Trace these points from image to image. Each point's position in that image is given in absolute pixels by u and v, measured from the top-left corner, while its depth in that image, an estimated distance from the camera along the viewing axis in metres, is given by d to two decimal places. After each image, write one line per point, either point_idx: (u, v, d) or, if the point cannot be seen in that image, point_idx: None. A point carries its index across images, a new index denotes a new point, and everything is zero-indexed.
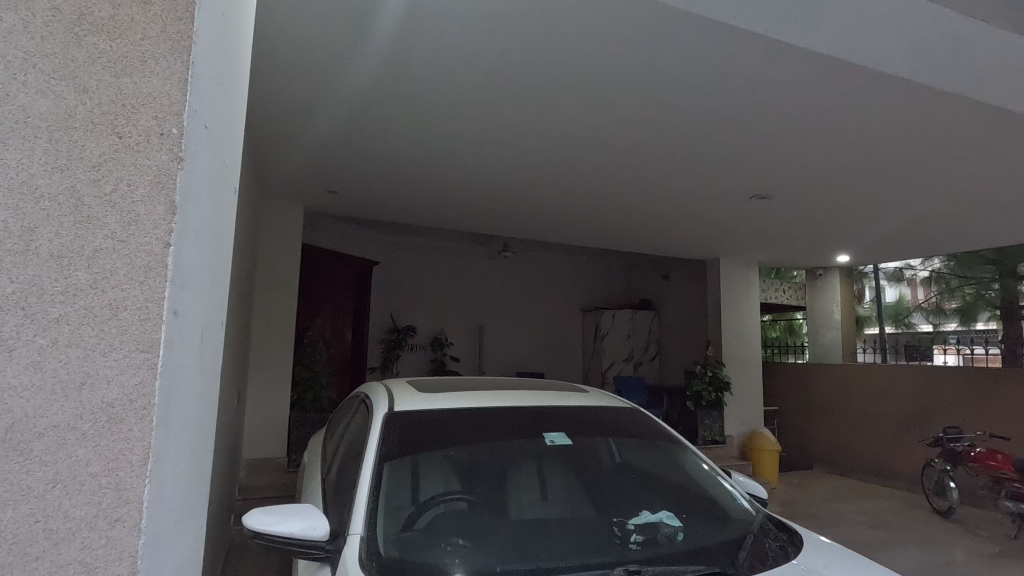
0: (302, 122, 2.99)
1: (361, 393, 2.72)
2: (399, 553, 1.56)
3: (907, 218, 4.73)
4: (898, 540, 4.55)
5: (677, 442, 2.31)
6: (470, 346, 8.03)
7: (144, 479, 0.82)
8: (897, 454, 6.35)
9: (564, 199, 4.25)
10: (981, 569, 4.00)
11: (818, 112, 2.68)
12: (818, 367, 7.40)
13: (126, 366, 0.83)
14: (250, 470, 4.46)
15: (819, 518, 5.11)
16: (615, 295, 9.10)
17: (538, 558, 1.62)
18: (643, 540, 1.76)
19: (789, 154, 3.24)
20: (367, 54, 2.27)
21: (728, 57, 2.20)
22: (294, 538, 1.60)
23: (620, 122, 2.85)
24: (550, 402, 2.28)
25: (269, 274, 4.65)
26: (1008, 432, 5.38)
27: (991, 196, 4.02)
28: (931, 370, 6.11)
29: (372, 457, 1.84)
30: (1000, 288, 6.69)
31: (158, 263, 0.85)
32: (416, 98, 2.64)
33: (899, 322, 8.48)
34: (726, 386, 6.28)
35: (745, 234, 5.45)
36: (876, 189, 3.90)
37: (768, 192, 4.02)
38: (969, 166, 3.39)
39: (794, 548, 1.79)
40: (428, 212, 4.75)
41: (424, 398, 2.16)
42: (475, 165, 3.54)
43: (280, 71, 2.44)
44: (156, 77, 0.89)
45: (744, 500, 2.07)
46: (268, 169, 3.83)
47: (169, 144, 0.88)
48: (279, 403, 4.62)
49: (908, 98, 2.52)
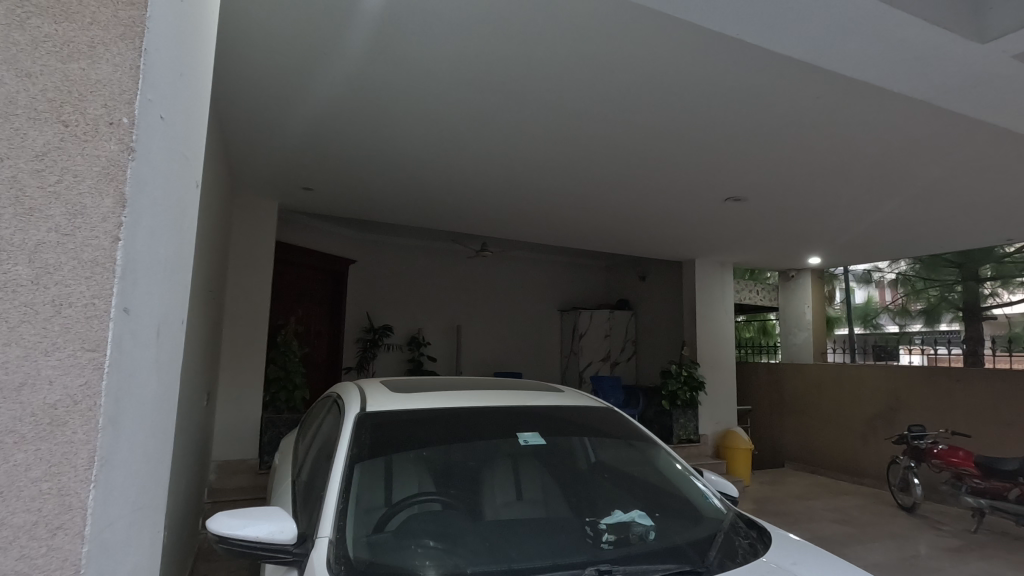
0: (275, 119, 2.95)
1: (332, 393, 2.67)
2: (369, 556, 1.54)
3: (874, 221, 4.85)
4: (864, 535, 4.66)
5: (652, 442, 2.33)
6: (448, 346, 8.00)
7: (89, 483, 0.78)
8: (864, 452, 6.51)
9: (541, 198, 4.25)
10: (944, 563, 4.12)
11: (788, 116, 2.73)
12: (789, 366, 7.56)
13: (70, 367, 0.79)
14: (220, 471, 4.37)
15: (790, 515, 5.20)
16: (592, 295, 9.15)
17: (510, 559, 1.61)
18: (615, 539, 1.76)
19: (763, 156, 3.29)
20: (345, 53, 2.25)
21: (701, 60, 2.24)
22: (259, 541, 1.55)
23: (597, 122, 2.86)
24: (525, 402, 2.26)
25: (242, 272, 4.56)
26: (969, 429, 5.56)
27: (954, 200, 4.13)
28: (897, 369, 6.29)
29: (342, 457, 1.80)
30: (963, 290, 7.02)
31: (106, 258, 0.82)
32: (396, 97, 2.63)
33: (868, 323, 8.64)
34: (700, 386, 6.39)
35: (719, 236, 5.53)
36: (847, 192, 3.98)
37: (742, 194, 4.06)
38: (933, 170, 3.49)
39: (763, 545, 1.81)
40: (404, 210, 4.70)
41: (396, 398, 2.13)
42: (452, 163, 3.53)
43: (253, 65, 2.39)
44: (106, 64, 0.85)
45: (716, 498, 2.09)
46: (239, 164, 3.74)
47: (120, 134, 0.84)
48: (250, 402, 4.53)
49: (876, 104, 2.58)
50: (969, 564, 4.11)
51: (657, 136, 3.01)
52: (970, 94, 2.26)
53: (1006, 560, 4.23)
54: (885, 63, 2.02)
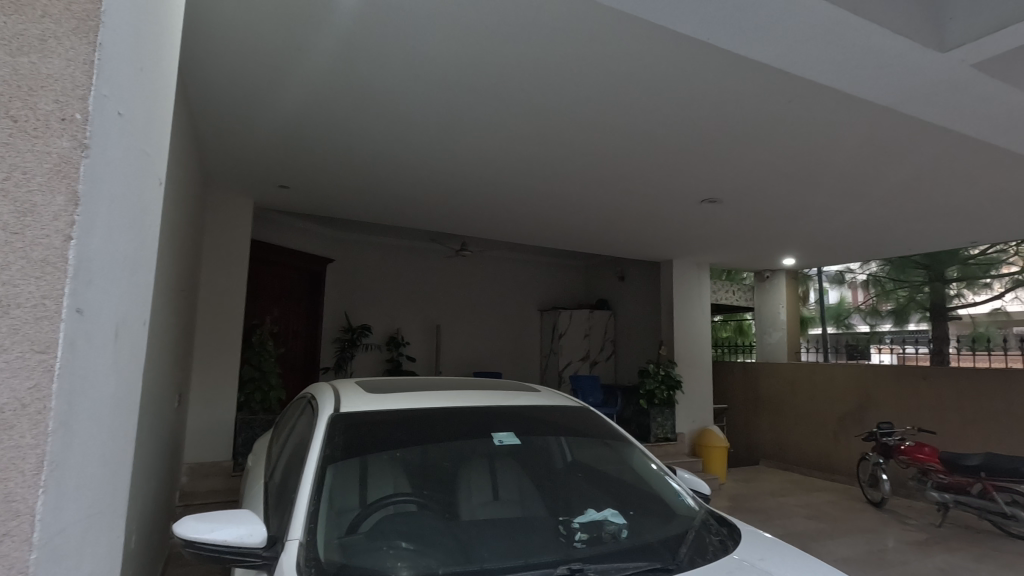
0: (250, 116, 2.91)
1: (306, 393, 2.64)
2: (340, 558, 1.53)
3: (844, 223, 4.96)
4: (834, 530, 4.78)
5: (627, 441, 2.35)
6: (427, 346, 7.96)
7: (38, 488, 0.76)
8: (835, 448, 6.67)
9: (519, 197, 4.26)
10: (909, 556, 4.24)
11: (761, 119, 2.78)
12: (764, 365, 7.71)
13: (18, 369, 0.77)
14: (193, 474, 4.29)
15: (763, 511, 5.30)
16: (571, 295, 9.20)
17: (483, 559, 1.61)
18: (587, 538, 1.78)
19: (736, 158, 3.35)
20: (318, 50, 2.24)
21: (673, 63, 2.27)
22: (228, 545, 1.53)
23: (574, 123, 2.88)
24: (501, 402, 2.26)
25: (216, 271, 4.48)
26: (935, 426, 5.75)
27: (919, 204, 4.26)
28: (867, 368, 6.45)
29: (315, 458, 1.78)
30: (930, 291, 7.19)
31: (57, 257, 0.79)
32: (372, 95, 2.61)
33: (840, 323, 8.51)
34: (677, 385, 6.47)
35: (695, 237, 5.61)
36: (821, 194, 4.06)
37: (717, 196, 4.15)
38: (896, 175, 3.60)
39: (733, 541, 1.85)
40: (381, 208, 4.66)
41: (370, 398, 2.11)
42: (429, 162, 3.52)
43: (223, 61, 2.36)
44: (58, 59, 0.83)
45: (688, 496, 2.12)
46: (213, 161, 3.69)
47: (72, 130, 0.82)
48: (224, 404, 4.45)
49: (844, 110, 2.66)
50: (933, 557, 4.24)
51: (634, 136, 3.03)
52: (931, 101, 2.33)
53: (969, 552, 4.37)
54: (851, 69, 2.07)
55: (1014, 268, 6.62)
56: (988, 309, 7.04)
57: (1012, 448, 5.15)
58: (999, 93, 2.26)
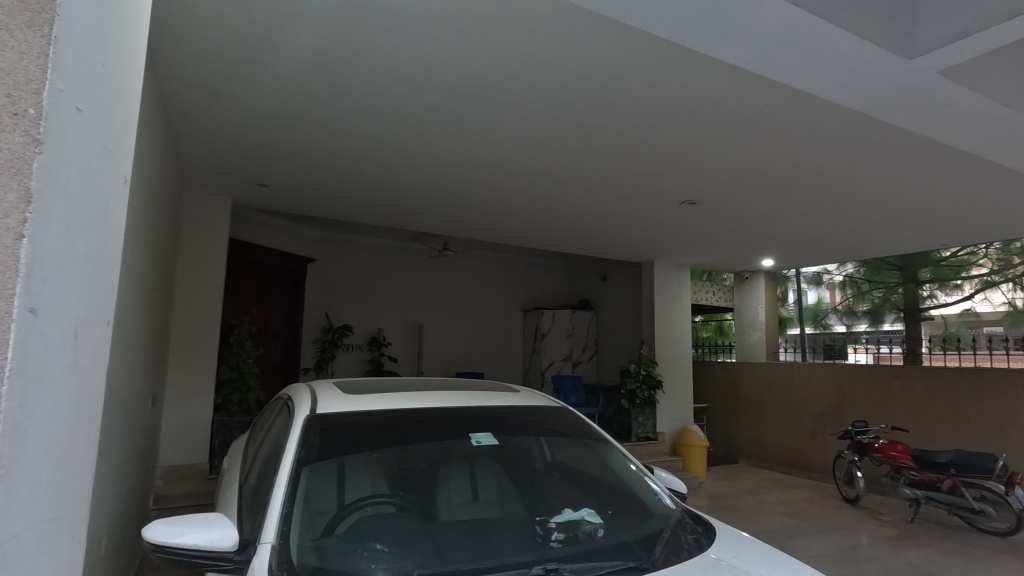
0: (223, 111, 2.86)
1: (283, 394, 2.60)
2: (314, 561, 1.51)
3: (820, 225, 5.06)
4: (810, 527, 4.85)
5: (606, 442, 2.36)
6: (409, 346, 7.91)
7: None
8: (812, 446, 6.79)
9: (501, 198, 4.27)
10: (883, 552, 4.32)
11: (739, 121, 2.81)
12: (743, 365, 7.81)
13: None
14: (168, 477, 4.21)
15: (742, 509, 5.36)
16: (554, 296, 9.22)
17: (458, 560, 1.61)
18: (563, 538, 1.78)
19: (714, 160, 3.39)
20: (294, 45, 2.20)
21: (650, 64, 2.29)
22: (199, 549, 1.50)
23: (554, 123, 2.88)
24: (480, 402, 2.25)
25: (192, 270, 4.40)
26: (908, 424, 5.88)
27: (892, 207, 4.35)
28: (843, 368, 6.57)
29: (289, 460, 1.75)
30: (904, 292, 7.40)
31: (9, 257, 0.77)
32: (351, 91, 2.57)
33: (818, 323, 8.53)
34: (658, 384, 6.52)
35: (675, 238, 5.67)
36: (798, 196, 4.13)
37: (696, 197, 4.19)
38: (869, 178, 3.67)
39: (708, 540, 1.87)
40: (361, 208, 4.63)
41: (346, 399, 2.08)
42: (409, 161, 3.50)
43: (195, 55, 2.31)
44: (9, 50, 0.79)
45: (665, 495, 2.14)
46: (189, 159, 3.63)
47: (25, 126, 0.79)
48: (200, 406, 4.38)
49: (819, 113, 2.71)
50: (905, 552, 4.33)
51: (612, 137, 3.05)
52: (901, 107, 2.38)
53: (939, 546, 4.48)
54: (825, 73, 2.10)
55: (983, 269, 6.76)
56: (959, 310, 7.07)
57: (981, 446, 5.29)
58: (966, 100, 2.32)
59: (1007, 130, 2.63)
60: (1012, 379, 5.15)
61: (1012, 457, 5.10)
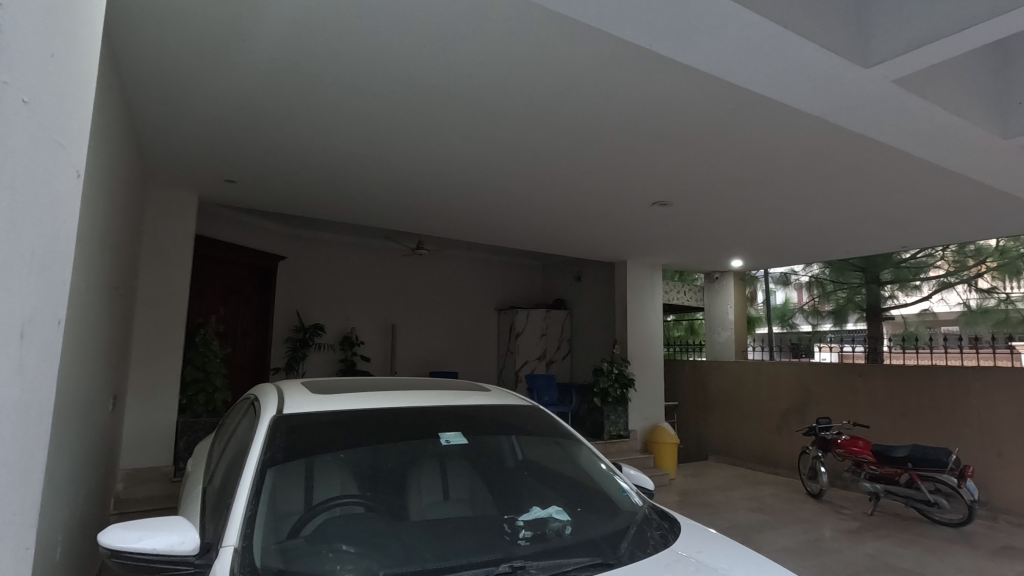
0: (188, 105, 2.80)
1: (249, 394, 2.53)
2: (278, 563, 1.49)
3: (786, 227, 5.20)
4: (775, 521, 4.99)
5: (576, 441, 2.38)
6: (382, 345, 7.84)
7: None
8: (778, 442, 6.97)
9: (473, 197, 4.27)
10: (843, 544, 4.46)
11: (708, 125, 2.87)
12: (713, 364, 7.96)
13: None
14: (130, 480, 4.09)
15: (710, 505, 5.47)
16: (528, 295, 9.25)
17: (426, 560, 1.60)
18: (531, 535, 1.79)
19: (683, 162, 3.45)
20: (260, 40, 2.17)
21: (617, 67, 2.33)
22: (159, 554, 1.47)
23: (527, 123, 2.91)
24: (450, 402, 2.23)
25: (157, 268, 4.29)
26: (868, 420, 6.08)
27: (854, 210, 4.49)
28: (807, 366, 6.75)
29: (254, 462, 1.71)
30: (867, 293, 7.57)
31: None
32: (319, 85, 2.54)
33: (784, 322, 8.75)
34: (630, 382, 6.61)
35: (647, 238, 5.75)
36: (766, 198, 4.22)
37: (666, 198, 4.26)
38: (833, 182, 3.80)
39: (673, 535, 1.91)
40: (333, 205, 4.58)
41: (314, 399, 2.05)
42: (381, 159, 3.48)
43: (155, 47, 2.25)
44: None
45: (632, 492, 2.17)
46: (153, 154, 3.54)
47: None
48: (164, 407, 4.26)
49: (779, 117, 2.78)
50: (865, 543, 4.48)
51: (583, 137, 3.08)
52: (858, 115, 2.49)
53: (896, 538, 4.64)
54: (783, 79, 2.17)
55: (941, 271, 7.00)
56: (917, 309, 7.40)
57: (936, 440, 5.51)
58: (920, 108, 2.42)
59: (958, 138, 2.74)
60: (964, 377, 5.38)
61: (964, 451, 5.33)
